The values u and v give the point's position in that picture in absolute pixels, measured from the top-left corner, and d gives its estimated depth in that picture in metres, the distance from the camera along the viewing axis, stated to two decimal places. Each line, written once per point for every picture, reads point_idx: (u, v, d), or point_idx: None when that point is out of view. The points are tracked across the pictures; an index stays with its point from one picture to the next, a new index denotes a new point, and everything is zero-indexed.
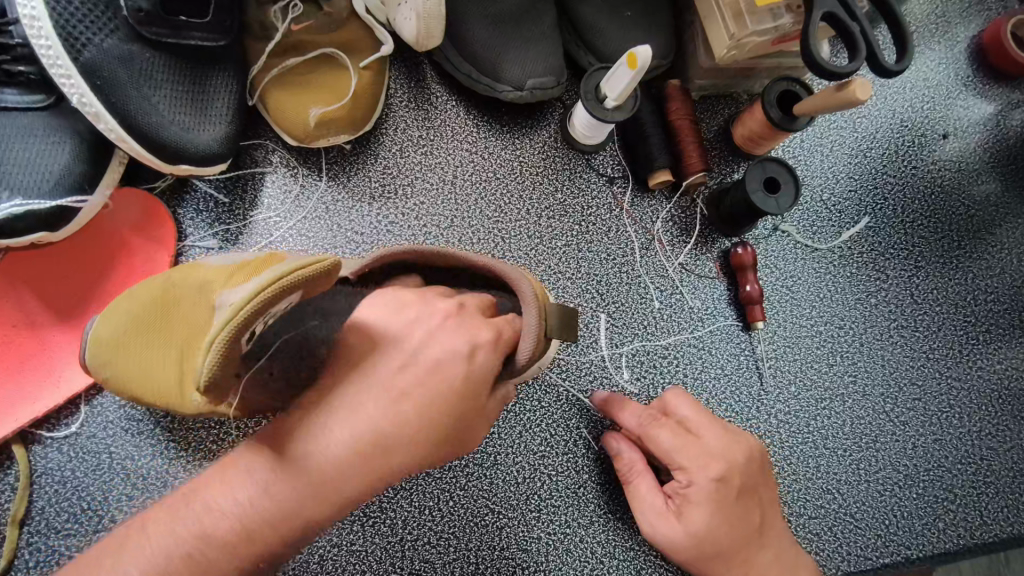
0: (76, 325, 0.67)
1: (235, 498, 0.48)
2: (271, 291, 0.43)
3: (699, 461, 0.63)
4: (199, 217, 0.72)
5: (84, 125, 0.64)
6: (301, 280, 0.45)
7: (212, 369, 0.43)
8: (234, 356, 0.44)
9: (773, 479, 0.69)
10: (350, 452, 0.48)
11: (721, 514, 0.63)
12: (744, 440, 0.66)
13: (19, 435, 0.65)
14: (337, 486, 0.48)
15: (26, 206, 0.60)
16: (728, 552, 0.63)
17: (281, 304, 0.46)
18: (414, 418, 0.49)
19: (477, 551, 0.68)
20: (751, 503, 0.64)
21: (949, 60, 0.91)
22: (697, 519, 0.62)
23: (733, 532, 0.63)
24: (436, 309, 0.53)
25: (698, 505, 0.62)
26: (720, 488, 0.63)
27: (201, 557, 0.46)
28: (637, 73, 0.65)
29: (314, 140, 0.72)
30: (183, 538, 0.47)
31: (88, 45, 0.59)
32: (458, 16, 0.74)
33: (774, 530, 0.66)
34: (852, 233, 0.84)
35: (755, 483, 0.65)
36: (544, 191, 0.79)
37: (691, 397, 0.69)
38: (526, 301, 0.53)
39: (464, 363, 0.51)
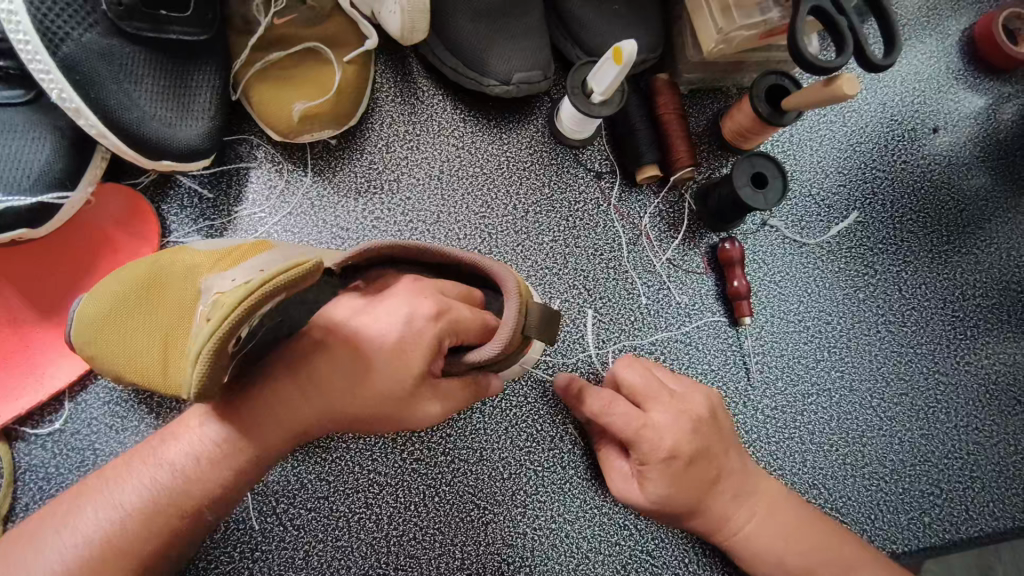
0: (58, 322, 0.67)
1: (185, 451, 0.51)
2: (262, 295, 0.42)
3: (649, 441, 0.61)
4: (184, 213, 0.72)
5: (64, 120, 0.63)
6: (289, 281, 0.44)
7: (206, 374, 0.41)
8: (225, 361, 0.42)
9: (730, 433, 0.67)
10: (299, 422, 0.51)
11: (677, 484, 0.61)
12: (685, 403, 0.64)
13: (1, 433, 0.65)
14: (283, 441, 0.52)
15: (7, 203, 0.59)
16: (687, 511, 0.63)
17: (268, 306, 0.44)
18: (369, 404, 0.51)
19: (463, 546, 0.69)
20: (704, 464, 0.63)
21: (940, 53, 0.91)
22: (653, 492, 0.62)
23: (689, 497, 0.62)
24: (403, 300, 0.53)
25: (654, 480, 0.61)
26: (668, 464, 0.61)
27: (155, 509, 0.50)
28: (622, 68, 0.65)
29: (298, 135, 0.71)
30: (137, 491, 0.50)
31: (66, 40, 0.58)
32: (443, 10, 0.74)
33: (735, 479, 0.65)
34: (841, 228, 0.84)
35: (706, 442, 0.63)
36: (531, 185, 0.79)
37: (642, 364, 0.68)
38: (510, 296, 0.52)
39: (417, 356, 0.51)
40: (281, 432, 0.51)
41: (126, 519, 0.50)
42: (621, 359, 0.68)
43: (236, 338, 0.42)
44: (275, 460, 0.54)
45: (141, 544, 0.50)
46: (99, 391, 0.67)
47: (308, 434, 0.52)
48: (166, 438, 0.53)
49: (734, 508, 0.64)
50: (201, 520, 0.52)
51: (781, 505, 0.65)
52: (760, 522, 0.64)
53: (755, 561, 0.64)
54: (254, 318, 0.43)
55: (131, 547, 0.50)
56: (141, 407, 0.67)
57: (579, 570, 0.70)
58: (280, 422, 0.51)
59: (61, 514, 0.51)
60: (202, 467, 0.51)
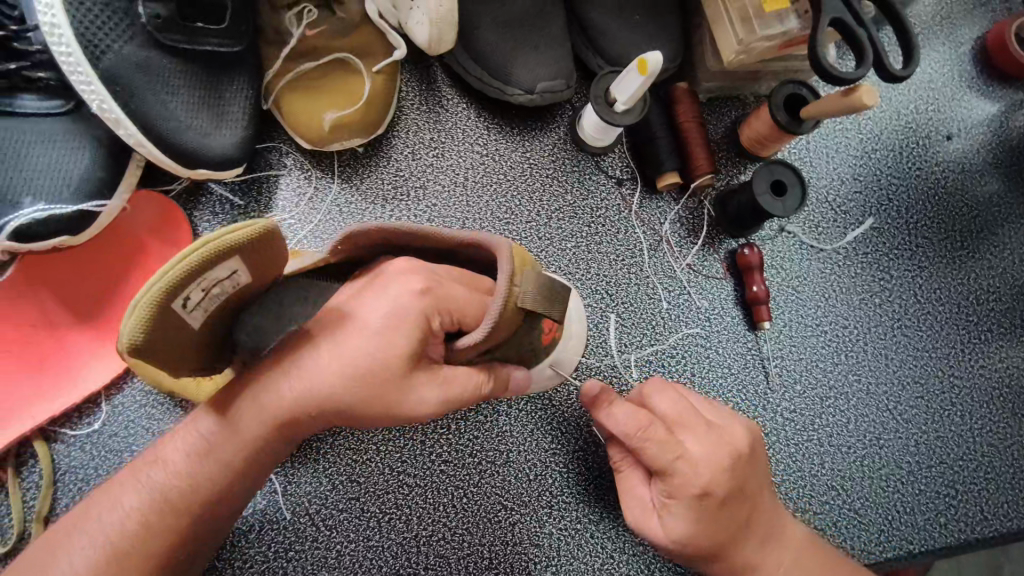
0: (96, 326, 0.68)
1: (185, 453, 0.53)
2: (195, 257, 0.41)
3: (682, 475, 0.58)
4: (216, 219, 0.73)
5: (102, 130, 0.65)
6: (233, 244, 0.42)
7: (136, 333, 0.41)
8: (171, 324, 0.42)
9: (762, 472, 0.64)
10: (290, 412, 0.51)
11: (704, 523, 0.58)
12: (726, 437, 0.62)
13: (40, 432, 0.66)
14: (275, 435, 0.52)
15: (49, 211, 0.61)
16: (713, 549, 0.60)
17: (222, 274, 0.43)
18: (356, 388, 0.49)
19: (491, 546, 0.70)
20: (738, 505, 0.60)
21: (953, 61, 0.92)
22: (674, 528, 0.59)
23: (715, 538, 0.59)
24: (393, 279, 0.52)
25: (679, 515, 0.58)
26: (699, 501, 0.58)
27: (161, 509, 0.51)
28: (647, 79, 0.67)
29: (328, 144, 0.72)
30: (141, 494, 0.51)
31: (107, 52, 0.59)
32: (468, 20, 0.75)
33: (765, 523, 0.63)
34: (858, 234, 0.85)
35: (743, 481, 0.60)
36: (554, 192, 0.80)
37: (676, 391, 0.65)
38: (502, 269, 0.50)
39: (402, 334, 0.50)
40: (271, 424, 0.51)
41: (130, 520, 0.51)
42: (650, 380, 0.66)
43: (180, 302, 0.42)
44: (272, 456, 0.54)
45: (148, 544, 0.50)
46: (135, 393, 0.69)
47: (301, 427, 0.52)
48: (166, 443, 0.54)
49: (761, 552, 0.62)
50: (205, 517, 0.53)
51: (807, 552, 0.64)
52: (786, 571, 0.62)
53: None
54: (201, 282, 0.42)
55: (137, 549, 0.50)
56: (176, 410, 0.68)
57: (604, 570, 0.71)
58: (272, 412, 0.51)
59: (70, 521, 0.52)
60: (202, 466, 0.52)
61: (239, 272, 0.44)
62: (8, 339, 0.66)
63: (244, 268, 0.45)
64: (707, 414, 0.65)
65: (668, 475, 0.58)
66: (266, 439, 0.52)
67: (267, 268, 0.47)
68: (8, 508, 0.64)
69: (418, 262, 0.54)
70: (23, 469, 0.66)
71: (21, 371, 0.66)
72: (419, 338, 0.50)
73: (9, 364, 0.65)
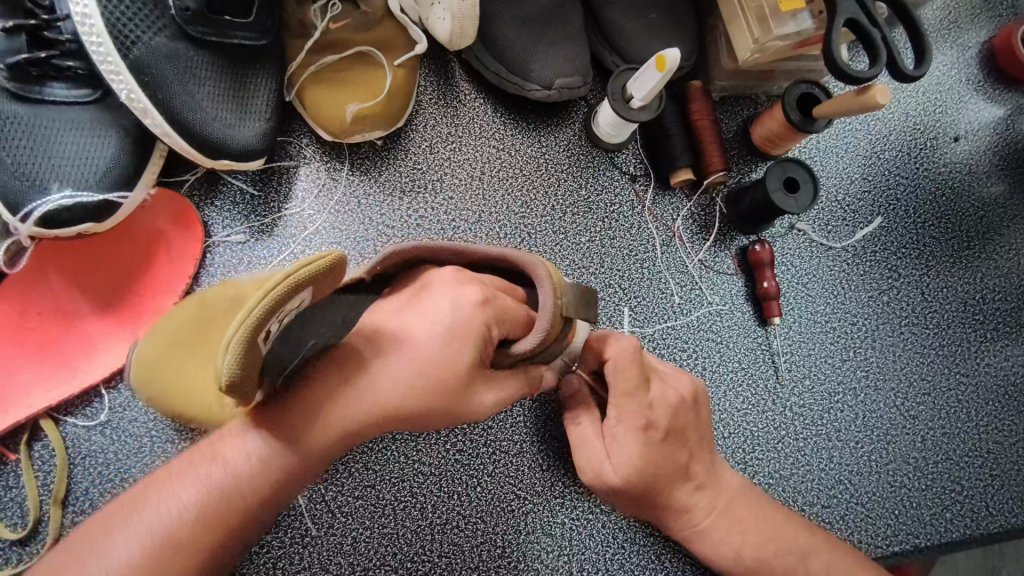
0: (110, 316, 0.68)
1: (247, 452, 0.51)
2: (279, 289, 0.40)
3: (633, 405, 0.60)
4: (235, 210, 0.74)
5: (128, 119, 0.65)
6: (310, 275, 0.41)
7: (235, 368, 0.38)
8: (255, 357, 0.40)
9: (704, 422, 0.67)
10: (351, 426, 0.52)
11: (649, 459, 0.60)
12: (672, 384, 0.64)
13: (46, 414, 0.67)
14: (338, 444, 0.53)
15: (76, 198, 0.62)
16: (653, 485, 0.62)
17: (294, 303, 0.42)
18: (415, 402, 0.51)
19: (504, 535, 0.71)
20: (678, 445, 0.63)
21: (960, 64, 0.93)
22: (621, 463, 0.60)
23: (656, 476, 0.61)
24: (445, 293, 0.53)
25: (623, 446, 0.61)
26: (643, 435, 0.60)
27: (217, 505, 0.50)
28: (665, 75, 0.68)
29: (349, 135, 0.74)
30: (199, 488, 0.50)
31: (137, 43, 0.60)
32: (488, 16, 0.76)
33: (700, 467, 0.65)
34: (866, 233, 0.87)
35: (685, 423, 0.63)
36: (569, 187, 0.82)
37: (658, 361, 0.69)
38: (544, 285, 0.52)
39: (465, 346, 0.51)
40: (339, 435, 0.52)
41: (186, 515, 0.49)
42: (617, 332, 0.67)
43: (263, 334, 0.40)
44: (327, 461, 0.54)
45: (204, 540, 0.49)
46: None
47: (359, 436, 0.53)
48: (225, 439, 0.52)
49: (699, 498, 0.64)
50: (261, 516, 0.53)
51: (744, 497, 0.66)
52: (718, 516, 0.65)
53: (712, 549, 0.65)
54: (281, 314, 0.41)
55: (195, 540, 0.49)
56: None
57: (615, 559, 0.72)
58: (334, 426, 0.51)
59: (118, 513, 0.50)
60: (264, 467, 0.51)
61: (303, 299, 0.43)
62: (16, 325, 0.66)
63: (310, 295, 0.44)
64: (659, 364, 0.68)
65: (618, 403, 0.61)
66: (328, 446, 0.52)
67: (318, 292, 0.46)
68: (25, 491, 0.65)
69: (468, 275, 0.55)
70: (38, 452, 0.66)
71: (20, 357, 0.65)
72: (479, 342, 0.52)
73: (14, 350, 0.65)
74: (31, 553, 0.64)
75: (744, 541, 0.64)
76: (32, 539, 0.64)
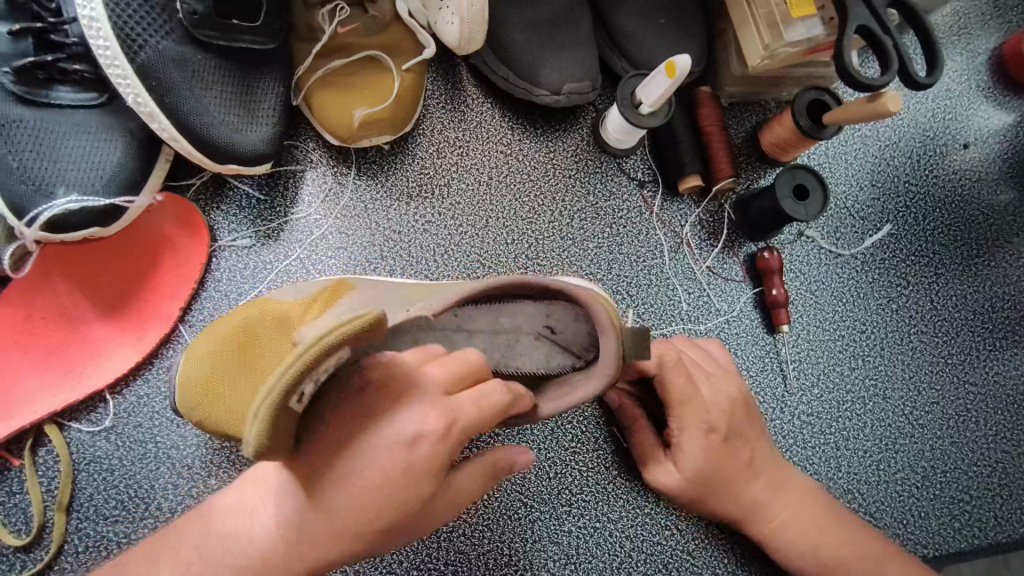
0: (114, 320, 0.68)
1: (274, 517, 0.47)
2: (313, 355, 0.37)
3: (694, 411, 0.65)
4: (241, 214, 0.74)
5: (134, 122, 0.65)
6: (344, 337, 0.39)
7: (261, 438, 0.37)
8: (284, 420, 0.39)
9: (760, 420, 0.70)
10: (340, 513, 0.44)
11: (713, 458, 0.65)
12: (721, 388, 0.68)
13: (50, 419, 0.66)
14: (332, 537, 0.44)
15: (83, 203, 0.61)
16: (722, 484, 0.66)
17: (330, 362, 0.40)
18: (393, 493, 0.43)
19: (511, 543, 0.70)
20: (740, 444, 0.67)
21: (970, 70, 0.93)
22: (689, 467, 0.65)
23: (724, 474, 0.66)
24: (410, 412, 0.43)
25: (689, 452, 0.65)
26: (705, 438, 0.65)
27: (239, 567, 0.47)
28: (674, 81, 0.67)
29: (357, 140, 0.73)
30: (230, 544, 0.48)
31: (144, 46, 0.60)
32: (497, 21, 0.76)
33: (765, 464, 0.68)
34: (876, 240, 0.86)
35: (742, 422, 0.67)
36: (577, 193, 0.81)
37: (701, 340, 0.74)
38: (604, 332, 0.52)
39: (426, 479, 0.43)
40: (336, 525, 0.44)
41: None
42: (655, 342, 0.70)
43: (296, 397, 0.39)
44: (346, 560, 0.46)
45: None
46: (154, 385, 0.68)
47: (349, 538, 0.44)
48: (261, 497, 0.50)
49: (770, 497, 0.67)
50: None
51: (812, 493, 0.69)
52: (793, 512, 0.67)
53: (789, 549, 0.67)
54: (314, 377, 0.39)
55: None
56: None
57: (622, 568, 0.72)
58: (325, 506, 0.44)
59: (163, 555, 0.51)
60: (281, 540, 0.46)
61: (345, 354, 0.41)
62: (21, 330, 0.66)
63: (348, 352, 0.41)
64: (704, 363, 0.70)
65: (678, 413, 0.65)
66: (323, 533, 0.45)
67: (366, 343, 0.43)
68: (29, 497, 0.64)
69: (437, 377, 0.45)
70: (42, 458, 0.66)
71: (24, 362, 0.65)
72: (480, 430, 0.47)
73: (19, 355, 0.65)
74: (35, 560, 0.63)
75: (823, 537, 0.67)
76: (36, 545, 0.64)
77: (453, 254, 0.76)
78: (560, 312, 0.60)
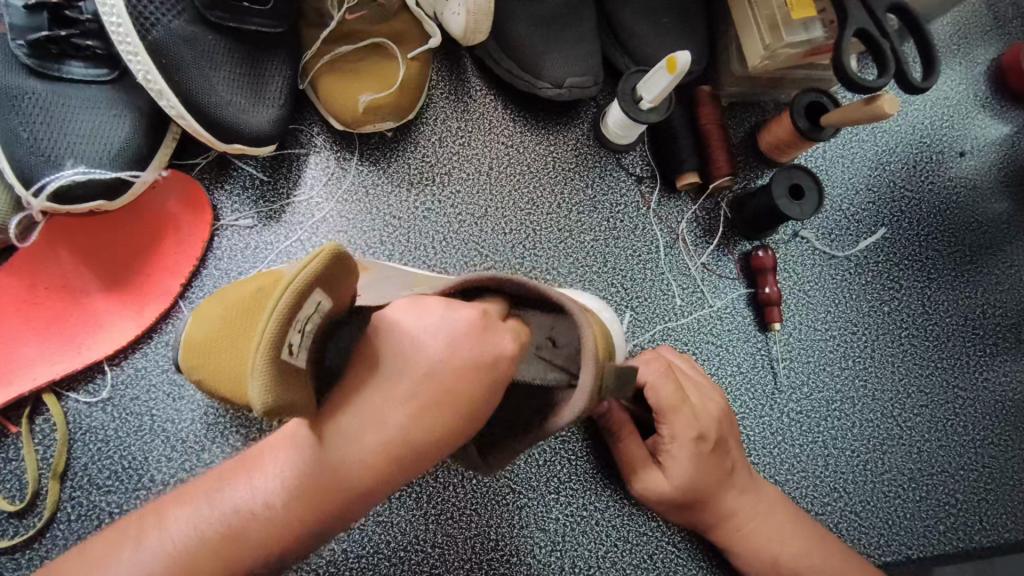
0: (115, 293, 0.69)
1: (270, 479, 0.43)
2: (287, 300, 0.38)
3: (681, 419, 0.67)
4: (244, 194, 0.75)
5: (143, 100, 0.66)
6: (309, 278, 0.40)
7: (267, 393, 0.37)
8: (288, 378, 0.39)
9: (737, 434, 0.73)
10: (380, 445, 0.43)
11: (700, 463, 0.67)
12: (707, 395, 0.71)
13: (49, 388, 0.67)
14: (368, 470, 0.43)
15: (89, 175, 0.63)
16: (708, 491, 0.67)
17: (308, 309, 0.41)
18: (444, 398, 0.43)
19: (498, 528, 0.71)
20: (723, 451, 0.69)
21: (968, 80, 0.94)
22: (676, 471, 0.67)
23: (708, 479, 0.67)
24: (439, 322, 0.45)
25: (678, 459, 0.67)
26: (695, 445, 0.67)
27: (221, 543, 0.42)
28: (675, 77, 0.69)
29: (362, 125, 0.74)
30: (209, 518, 0.43)
31: (156, 25, 0.62)
32: (503, 14, 0.77)
33: (744, 475, 0.70)
34: (869, 243, 0.87)
35: (725, 431, 0.70)
36: (575, 186, 0.82)
37: (680, 354, 0.76)
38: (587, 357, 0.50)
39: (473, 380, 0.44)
40: (368, 460, 0.43)
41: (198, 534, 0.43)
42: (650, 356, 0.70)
43: (286, 351, 0.39)
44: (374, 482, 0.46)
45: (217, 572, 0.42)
46: (151, 359, 0.69)
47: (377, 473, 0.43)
48: (244, 470, 0.45)
49: (741, 502, 0.69)
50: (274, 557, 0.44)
51: (781, 507, 0.70)
52: (761, 520, 0.69)
53: (754, 554, 0.68)
54: (297, 325, 0.40)
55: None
56: None
57: (608, 557, 0.72)
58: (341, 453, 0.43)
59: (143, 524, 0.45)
60: (286, 499, 0.42)
61: (323, 303, 0.42)
62: (24, 299, 0.67)
63: (324, 296, 0.42)
64: (693, 378, 0.72)
65: (670, 420, 0.67)
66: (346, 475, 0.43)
67: (338, 299, 0.45)
68: (25, 464, 0.65)
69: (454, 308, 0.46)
70: (39, 426, 0.67)
71: (26, 331, 0.66)
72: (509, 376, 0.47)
73: (21, 324, 0.66)
74: (28, 526, 0.64)
75: (786, 543, 0.68)
76: (30, 511, 0.65)
77: (451, 242, 0.77)
78: (563, 326, 0.56)
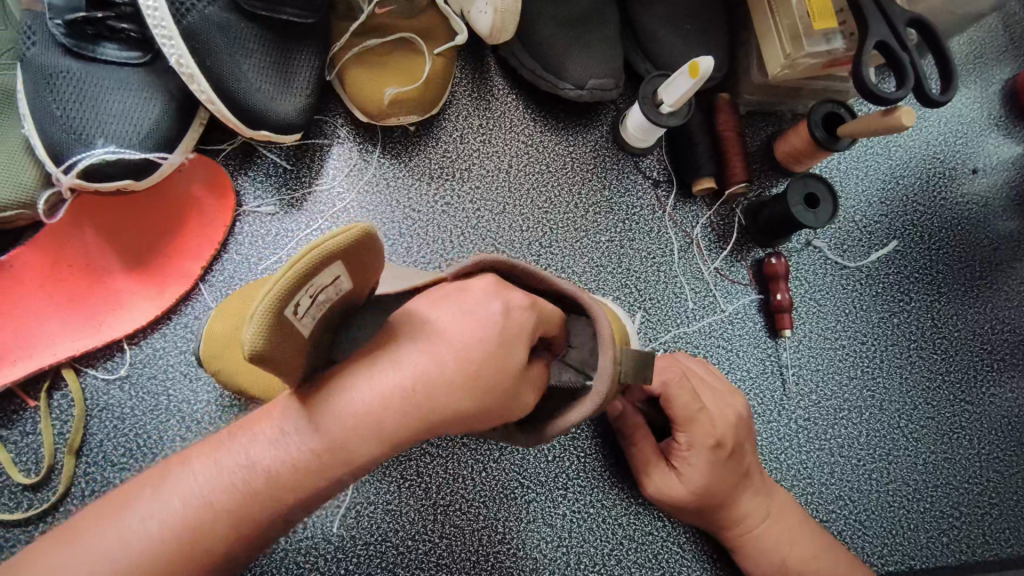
0: (139, 273, 0.70)
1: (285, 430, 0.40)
2: (301, 265, 0.36)
3: (701, 428, 0.66)
4: (267, 182, 0.76)
5: (173, 84, 0.67)
6: (333, 250, 0.37)
7: (257, 340, 0.35)
8: (287, 336, 0.37)
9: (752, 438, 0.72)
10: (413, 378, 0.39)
11: (716, 473, 0.67)
12: (724, 401, 0.71)
13: (69, 364, 0.68)
14: (385, 410, 0.38)
15: (119, 154, 0.63)
16: (724, 497, 0.67)
17: (325, 280, 0.38)
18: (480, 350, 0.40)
19: (505, 521, 0.72)
20: (739, 457, 0.68)
21: (983, 99, 0.95)
22: (692, 479, 0.67)
23: (725, 486, 0.67)
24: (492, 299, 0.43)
25: (694, 465, 0.67)
26: (713, 454, 0.66)
27: (239, 493, 0.40)
28: (697, 82, 0.69)
29: (386, 118, 0.76)
30: (230, 470, 0.41)
31: (191, 11, 0.63)
32: (529, 15, 0.78)
33: (758, 477, 0.70)
34: (881, 254, 0.88)
35: (742, 438, 0.69)
36: (592, 186, 0.83)
37: (696, 357, 0.77)
38: (604, 344, 0.51)
39: (517, 344, 0.41)
40: (383, 398, 0.38)
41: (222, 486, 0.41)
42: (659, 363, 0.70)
43: (291, 310, 0.37)
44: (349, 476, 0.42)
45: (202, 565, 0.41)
46: (169, 339, 0.70)
47: (385, 448, 0.39)
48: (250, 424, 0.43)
49: (752, 504, 0.69)
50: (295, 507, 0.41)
51: (787, 511, 0.71)
52: (772, 520, 0.69)
53: (759, 556, 0.69)
54: (309, 289, 0.37)
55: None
56: None
57: (613, 555, 0.73)
58: (342, 421, 0.39)
59: (152, 481, 0.43)
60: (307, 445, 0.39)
61: (341, 277, 0.40)
62: (49, 274, 0.68)
63: (345, 271, 0.40)
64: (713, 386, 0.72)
65: (688, 429, 0.66)
66: (341, 451, 0.39)
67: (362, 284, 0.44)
68: (41, 439, 0.66)
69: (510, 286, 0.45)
70: (57, 401, 0.67)
71: (48, 306, 0.67)
72: (539, 366, 0.46)
73: (44, 299, 0.67)
74: (42, 500, 0.65)
75: (792, 547, 0.68)
76: (44, 485, 0.65)
77: (467, 236, 0.78)
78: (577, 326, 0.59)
